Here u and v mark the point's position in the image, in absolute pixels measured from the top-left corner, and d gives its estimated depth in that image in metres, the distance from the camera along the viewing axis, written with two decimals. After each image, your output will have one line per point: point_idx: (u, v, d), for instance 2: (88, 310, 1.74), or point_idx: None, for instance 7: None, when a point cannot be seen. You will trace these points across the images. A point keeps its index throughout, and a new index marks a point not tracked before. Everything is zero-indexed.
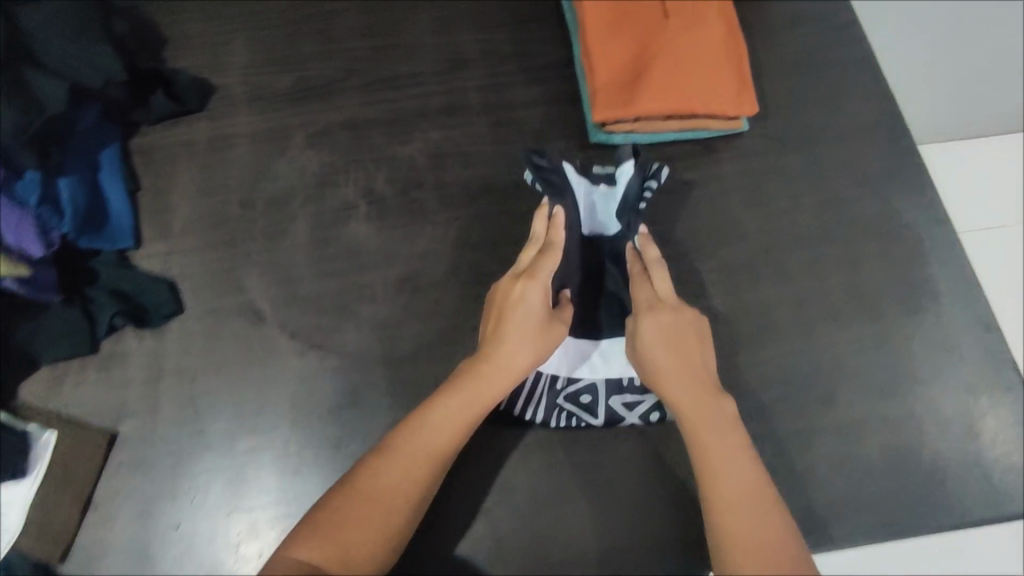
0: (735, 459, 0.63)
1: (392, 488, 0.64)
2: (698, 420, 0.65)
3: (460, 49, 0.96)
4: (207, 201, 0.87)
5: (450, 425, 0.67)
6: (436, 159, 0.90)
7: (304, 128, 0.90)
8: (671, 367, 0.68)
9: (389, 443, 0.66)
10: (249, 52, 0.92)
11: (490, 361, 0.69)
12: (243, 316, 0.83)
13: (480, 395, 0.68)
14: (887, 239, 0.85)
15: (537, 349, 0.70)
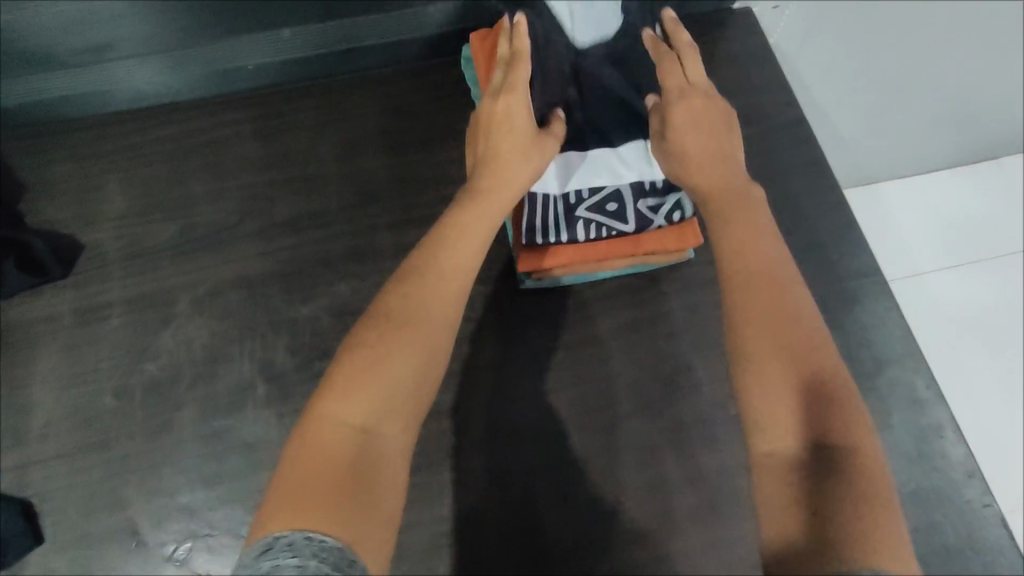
0: (783, 254, 0.50)
1: (397, 385, 0.45)
2: (742, 213, 0.53)
3: (372, 179, 0.77)
4: (72, 389, 0.67)
5: (447, 277, 0.51)
6: (345, 318, 0.70)
7: (190, 289, 0.72)
8: (704, 122, 0.59)
9: (388, 341, 0.46)
10: (124, 200, 0.76)
11: (458, 243, 0.53)
12: (123, 551, 0.62)
13: (490, 209, 0.56)
14: (869, 373, 0.70)
15: (532, 166, 0.59)
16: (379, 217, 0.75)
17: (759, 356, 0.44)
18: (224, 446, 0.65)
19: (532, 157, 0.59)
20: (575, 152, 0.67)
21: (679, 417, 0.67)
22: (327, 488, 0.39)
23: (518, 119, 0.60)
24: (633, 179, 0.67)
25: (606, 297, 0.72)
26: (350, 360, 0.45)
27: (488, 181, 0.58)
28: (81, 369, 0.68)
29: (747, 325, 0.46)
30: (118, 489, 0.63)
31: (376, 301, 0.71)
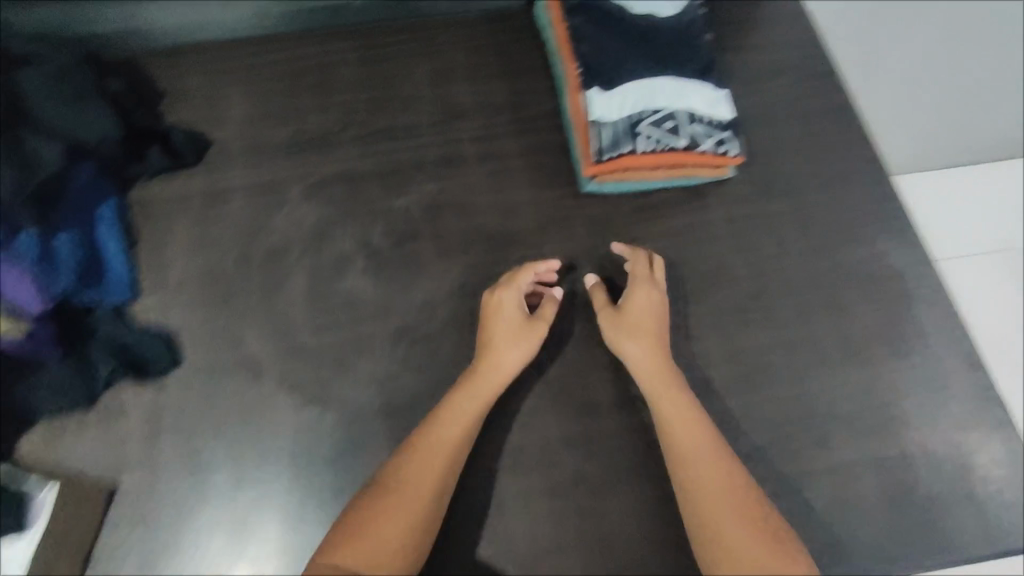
0: (710, 447, 0.65)
1: (418, 504, 0.61)
2: (692, 439, 0.65)
3: (457, 101, 0.90)
4: (203, 252, 0.79)
5: (421, 497, 0.62)
6: (434, 209, 0.83)
7: (301, 180, 0.84)
8: (642, 327, 0.72)
9: (389, 501, 0.61)
10: (245, 107, 0.88)
11: (448, 420, 0.66)
12: (242, 380, 0.72)
13: (479, 395, 0.68)
14: (887, 276, 0.80)
15: (522, 350, 0.70)
16: (461, 134, 0.88)
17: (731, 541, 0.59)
18: (330, 304, 0.76)
19: (512, 352, 0.70)
20: (638, 83, 0.80)
21: (716, 307, 0.79)
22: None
23: (504, 332, 0.71)
24: (686, 105, 0.80)
25: (658, 207, 0.84)
26: (350, 532, 0.59)
27: (471, 378, 0.69)
28: (209, 237, 0.80)
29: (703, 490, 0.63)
30: (242, 332, 0.75)
31: (460, 197, 0.84)
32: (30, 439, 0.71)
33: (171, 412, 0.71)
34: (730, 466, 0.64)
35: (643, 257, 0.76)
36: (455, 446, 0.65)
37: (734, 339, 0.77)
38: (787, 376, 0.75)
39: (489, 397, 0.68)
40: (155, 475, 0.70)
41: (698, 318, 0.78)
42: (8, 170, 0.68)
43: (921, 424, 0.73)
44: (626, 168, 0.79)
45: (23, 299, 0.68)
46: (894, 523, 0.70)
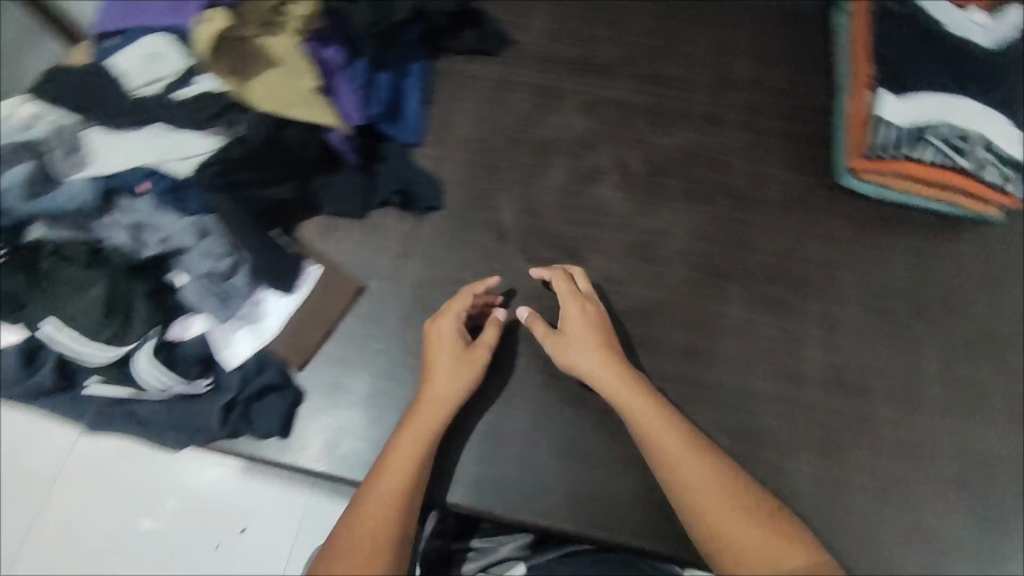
0: (683, 442, 0.62)
1: (377, 532, 0.58)
2: (653, 429, 0.63)
3: (733, 72, 0.95)
4: (482, 126, 0.89)
5: (392, 491, 0.60)
6: (688, 157, 0.88)
7: (578, 95, 0.92)
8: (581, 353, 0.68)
9: (365, 503, 0.60)
10: (547, 21, 0.97)
11: (390, 461, 0.62)
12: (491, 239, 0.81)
13: (420, 428, 0.65)
14: None
15: (465, 379, 0.68)
16: (730, 101, 0.93)
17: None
18: (580, 204, 0.83)
19: (461, 373, 0.68)
20: (935, 95, 0.80)
21: (948, 331, 0.77)
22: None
23: (442, 345, 0.69)
24: (983, 131, 0.78)
25: (912, 221, 0.83)
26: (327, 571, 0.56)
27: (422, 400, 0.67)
28: (492, 116, 0.90)
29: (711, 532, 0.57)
30: (501, 200, 0.83)
31: (715, 154, 0.89)
32: (307, 226, 0.81)
33: (427, 243, 0.80)
34: (733, 478, 0.61)
35: (569, 281, 0.74)
36: (418, 460, 0.63)
37: (955, 365, 0.75)
38: (1000, 418, 0.73)
39: (442, 406, 0.66)
40: (396, 287, 0.78)
41: (922, 332, 0.77)
42: (369, 8, 0.81)
43: None
44: (895, 171, 0.80)
45: (350, 108, 0.79)
46: None
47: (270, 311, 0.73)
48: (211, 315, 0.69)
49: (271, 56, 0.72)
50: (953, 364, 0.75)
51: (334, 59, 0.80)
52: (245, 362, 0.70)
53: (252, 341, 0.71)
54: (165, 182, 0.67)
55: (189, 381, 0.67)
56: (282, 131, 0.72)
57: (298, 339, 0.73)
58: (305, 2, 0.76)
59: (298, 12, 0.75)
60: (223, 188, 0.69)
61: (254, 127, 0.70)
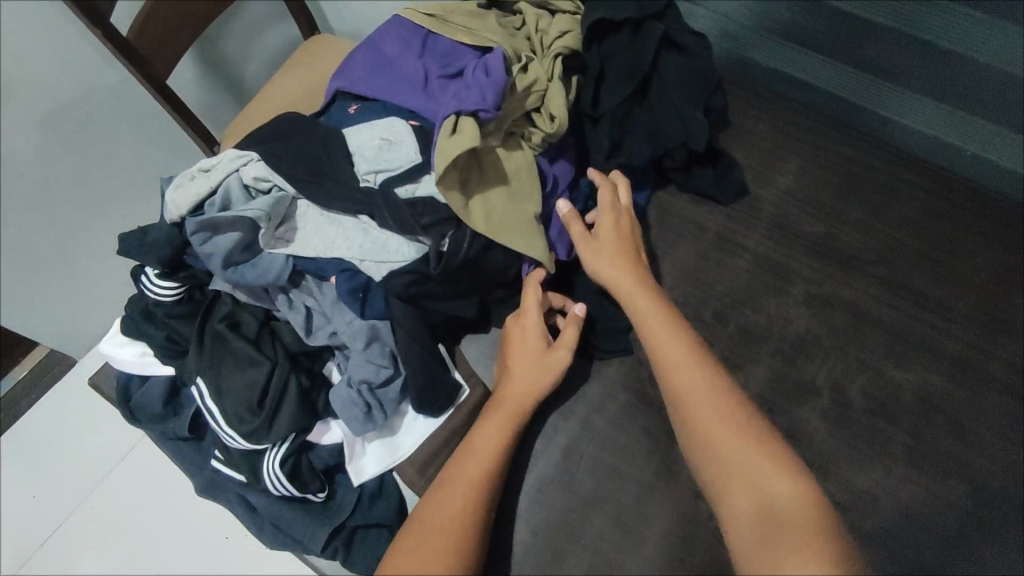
0: (718, 411, 0.59)
1: (457, 520, 0.58)
2: (688, 385, 0.61)
3: (1009, 313, 0.77)
4: (689, 287, 0.78)
5: (460, 487, 0.60)
6: (923, 405, 0.72)
7: (808, 283, 0.78)
8: (670, 366, 0.62)
9: (442, 494, 0.59)
10: (793, 181, 0.85)
11: (469, 453, 0.62)
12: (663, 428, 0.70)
13: (507, 420, 0.64)
14: None
15: (550, 373, 0.66)
16: (996, 348, 0.75)
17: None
18: (776, 421, 0.70)
19: (535, 365, 0.66)
20: None
21: None
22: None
23: (522, 336, 0.67)
24: None
25: None
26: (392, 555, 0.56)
27: (503, 388, 0.66)
28: (701, 277, 0.79)
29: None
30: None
31: (959, 414, 0.71)
32: (471, 342, 0.74)
33: (588, 404, 0.71)
34: (781, 451, 0.56)
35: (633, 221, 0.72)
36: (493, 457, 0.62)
37: None
38: None
39: (521, 401, 0.65)
40: (542, 444, 0.69)
41: None
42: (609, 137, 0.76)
43: None
44: None
45: (561, 241, 0.72)
46: None
47: (406, 427, 0.68)
48: (348, 425, 0.63)
49: (503, 171, 0.65)
50: None
51: (560, 177, 0.73)
52: (367, 480, 0.65)
53: (379, 456, 0.66)
54: (359, 280, 0.62)
55: (308, 494, 0.61)
56: (488, 252, 0.66)
57: (429, 469, 0.67)
58: (552, 120, 0.69)
59: (541, 128, 0.69)
60: (406, 299, 0.64)
61: (461, 245, 0.64)
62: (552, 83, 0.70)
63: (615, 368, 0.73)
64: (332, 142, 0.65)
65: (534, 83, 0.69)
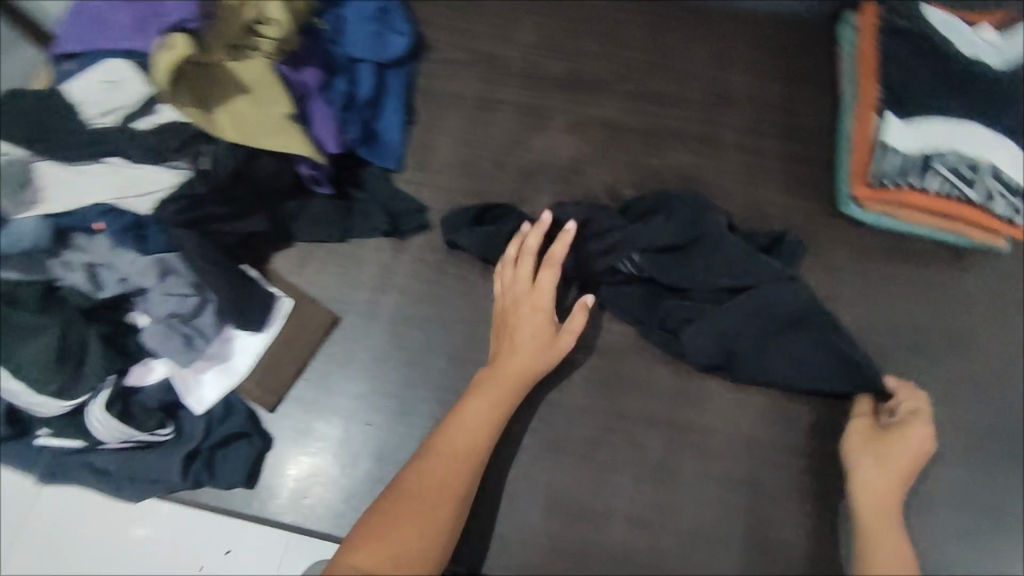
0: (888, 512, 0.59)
1: (441, 511, 0.58)
2: (887, 498, 0.60)
3: (730, 88, 0.89)
4: (467, 149, 0.85)
5: (445, 463, 0.60)
6: (681, 181, 0.83)
7: (566, 114, 0.87)
8: (879, 487, 0.60)
9: (410, 494, 0.58)
10: (534, 35, 0.92)
11: (463, 421, 0.63)
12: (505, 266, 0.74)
13: (507, 391, 0.65)
14: None
15: (547, 354, 0.67)
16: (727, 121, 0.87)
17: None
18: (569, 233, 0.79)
19: (541, 346, 0.67)
20: (939, 124, 0.76)
21: (949, 369, 0.74)
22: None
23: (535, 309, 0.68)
24: (994, 159, 0.74)
25: (914, 251, 0.80)
26: (371, 522, 0.57)
27: (505, 361, 0.66)
28: (476, 138, 0.85)
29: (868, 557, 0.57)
30: (486, 229, 0.79)
31: (708, 179, 0.84)
32: (280, 257, 0.78)
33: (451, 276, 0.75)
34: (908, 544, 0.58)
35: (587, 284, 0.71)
36: (487, 436, 0.63)
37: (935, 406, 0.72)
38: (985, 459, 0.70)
39: (519, 377, 0.65)
40: (372, 321, 0.74)
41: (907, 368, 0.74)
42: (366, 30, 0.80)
43: None
44: (901, 202, 0.77)
45: (327, 136, 0.75)
46: None
47: (239, 351, 0.70)
48: (173, 360, 0.66)
49: (239, 80, 0.67)
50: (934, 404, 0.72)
51: (310, 81, 0.75)
52: (212, 406, 0.67)
53: (219, 382, 0.68)
54: (127, 219, 0.64)
55: (151, 434, 0.64)
56: (255, 159, 0.69)
57: (270, 376, 0.70)
58: (275, 24, 0.70)
59: (269, 37, 0.70)
60: (187, 224, 0.65)
61: (221, 159, 0.66)
62: None
63: (422, 236, 0.79)
64: (58, 104, 0.65)
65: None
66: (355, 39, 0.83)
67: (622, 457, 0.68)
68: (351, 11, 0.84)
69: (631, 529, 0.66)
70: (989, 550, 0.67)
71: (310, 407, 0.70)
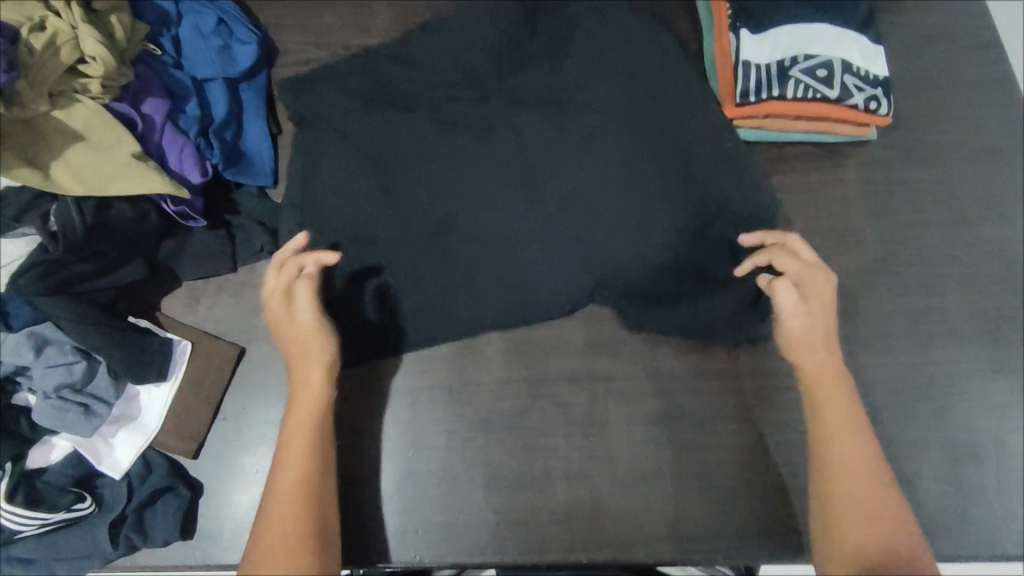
0: (847, 417, 0.63)
1: (293, 569, 0.56)
2: (822, 391, 0.64)
3: None
4: None
5: (298, 493, 0.59)
6: None
7: None
8: (834, 408, 0.63)
9: (264, 556, 0.56)
10: (388, 16, 0.89)
11: (286, 460, 0.60)
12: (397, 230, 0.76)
13: (307, 443, 0.61)
14: (1008, 263, 0.76)
15: (320, 364, 0.64)
16: (602, 44, 0.81)
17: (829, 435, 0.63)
18: (461, 201, 0.75)
19: (320, 414, 0.63)
20: (787, 31, 0.78)
21: (843, 265, 0.76)
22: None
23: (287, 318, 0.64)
24: (842, 55, 0.76)
25: (794, 158, 0.81)
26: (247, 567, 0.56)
27: (298, 383, 0.64)
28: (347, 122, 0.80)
29: (817, 393, 0.65)
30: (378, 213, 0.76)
31: None
32: (170, 300, 0.75)
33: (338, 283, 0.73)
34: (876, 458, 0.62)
35: None
36: (307, 475, 0.60)
37: None
38: (892, 341, 0.73)
39: (312, 425, 0.62)
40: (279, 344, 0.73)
41: None
42: (210, 86, 0.80)
43: (1016, 411, 0.71)
44: (768, 113, 0.77)
45: (188, 168, 0.73)
46: (968, 502, 0.68)
47: (147, 406, 0.68)
48: (75, 432, 0.63)
49: (71, 131, 0.64)
50: None
51: (153, 112, 0.72)
52: (129, 468, 0.65)
53: (132, 442, 0.66)
54: None
55: (68, 511, 0.62)
56: (108, 209, 0.66)
57: (184, 423, 0.68)
58: (97, 61, 0.65)
59: (94, 75, 0.66)
60: (54, 290, 0.63)
61: (72, 217, 0.63)
62: (79, 26, 0.65)
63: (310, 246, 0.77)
64: None
65: (56, 33, 0.64)
66: (197, 58, 0.79)
67: (549, 419, 0.70)
68: (186, 27, 0.79)
69: (571, 487, 0.68)
70: (909, 426, 0.70)
71: (233, 444, 0.69)
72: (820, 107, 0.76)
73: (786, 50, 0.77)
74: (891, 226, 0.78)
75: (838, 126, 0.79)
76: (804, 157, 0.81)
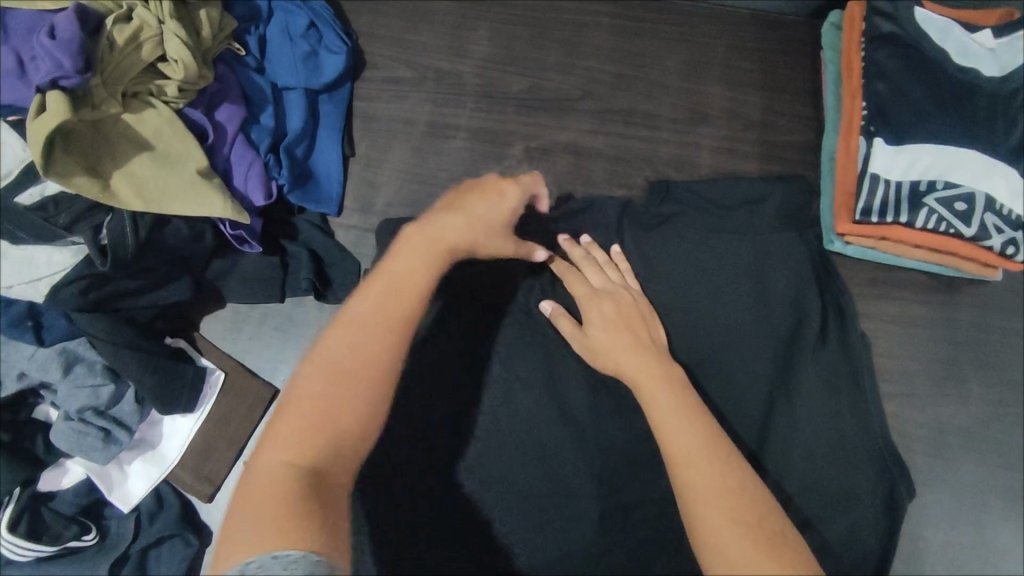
0: (688, 417, 0.52)
1: (347, 424, 0.43)
2: (652, 389, 0.55)
3: (706, 102, 0.79)
4: (413, 187, 0.77)
5: (374, 319, 0.47)
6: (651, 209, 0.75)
7: (527, 138, 0.79)
8: (671, 415, 0.53)
9: (311, 395, 0.43)
10: (488, 44, 0.81)
11: (370, 293, 0.48)
12: (446, 290, 0.68)
13: (428, 262, 0.51)
14: None
15: (489, 224, 0.55)
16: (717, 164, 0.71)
17: (696, 493, 0.47)
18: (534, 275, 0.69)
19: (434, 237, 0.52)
20: (930, 149, 0.68)
21: (939, 421, 0.69)
22: (286, 517, 0.38)
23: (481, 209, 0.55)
24: (988, 188, 0.67)
25: (903, 286, 0.73)
26: (293, 390, 0.44)
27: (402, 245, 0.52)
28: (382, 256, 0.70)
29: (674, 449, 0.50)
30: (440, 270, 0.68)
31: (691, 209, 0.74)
32: (210, 322, 0.70)
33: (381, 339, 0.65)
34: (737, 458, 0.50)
35: None
36: (381, 346, 0.46)
37: (914, 458, 0.68)
38: (975, 518, 0.66)
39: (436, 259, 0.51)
40: None
41: (895, 420, 0.69)
42: (291, 96, 0.74)
43: None
44: (886, 237, 0.69)
45: (252, 189, 0.68)
46: None
47: (168, 436, 0.64)
48: (91, 457, 0.60)
49: (139, 136, 0.60)
50: (914, 456, 0.68)
51: (225, 122, 0.68)
52: (140, 501, 0.62)
53: (147, 474, 0.62)
54: (18, 309, 0.58)
55: (72, 541, 0.59)
56: (164, 226, 0.61)
57: (204, 462, 0.64)
58: (177, 64, 0.60)
59: (173, 77, 0.61)
60: (92, 307, 0.59)
61: (125, 232, 0.59)
62: (164, 22, 0.60)
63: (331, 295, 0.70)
64: None
65: (141, 28, 0.59)
66: (280, 64, 0.73)
67: None
68: (275, 29, 0.74)
69: None
70: None
71: None
72: (948, 242, 0.68)
73: (924, 172, 0.68)
74: (1001, 385, 0.70)
75: (966, 263, 0.70)
76: (917, 289, 0.73)
